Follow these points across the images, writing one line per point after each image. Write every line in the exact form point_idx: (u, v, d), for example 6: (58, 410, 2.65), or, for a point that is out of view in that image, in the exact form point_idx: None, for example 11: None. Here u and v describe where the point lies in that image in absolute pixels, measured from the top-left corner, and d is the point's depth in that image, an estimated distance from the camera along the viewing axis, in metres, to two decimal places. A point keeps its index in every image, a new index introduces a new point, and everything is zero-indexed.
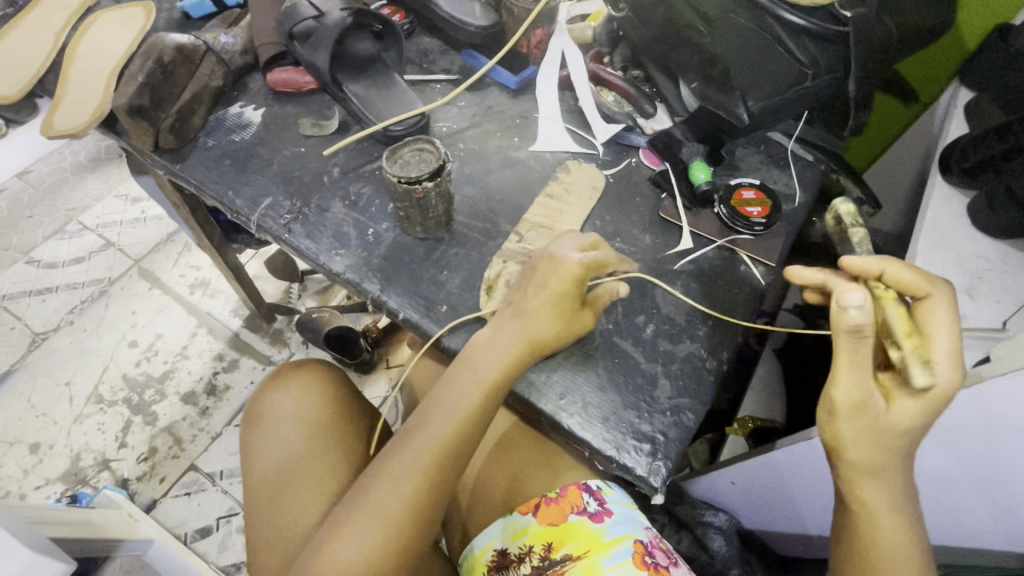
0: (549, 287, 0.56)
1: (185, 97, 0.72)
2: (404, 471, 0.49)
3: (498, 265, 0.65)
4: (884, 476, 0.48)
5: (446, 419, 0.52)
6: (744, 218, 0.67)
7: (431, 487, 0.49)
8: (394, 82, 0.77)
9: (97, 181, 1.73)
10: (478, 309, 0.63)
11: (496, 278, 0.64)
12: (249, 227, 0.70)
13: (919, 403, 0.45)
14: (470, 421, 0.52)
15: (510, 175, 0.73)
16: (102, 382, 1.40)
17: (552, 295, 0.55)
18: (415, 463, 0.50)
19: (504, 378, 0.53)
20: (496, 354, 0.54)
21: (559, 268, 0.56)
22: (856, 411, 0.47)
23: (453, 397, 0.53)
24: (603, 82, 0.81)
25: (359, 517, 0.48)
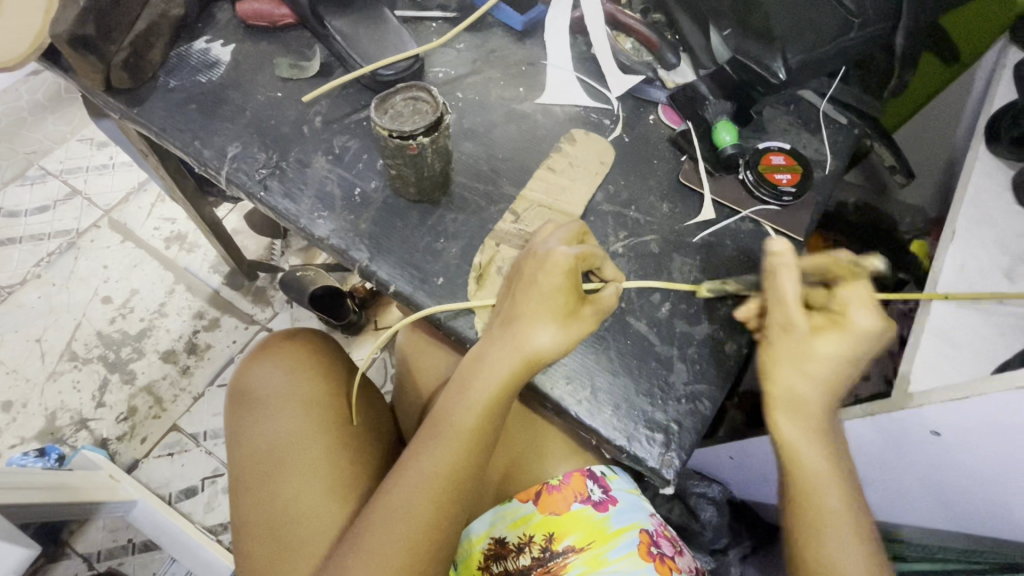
0: (541, 284, 0.49)
1: (140, 27, 0.62)
2: (423, 478, 0.48)
3: (490, 249, 0.58)
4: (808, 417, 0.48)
5: (459, 425, 0.50)
6: (771, 186, 0.61)
7: (451, 491, 0.48)
8: (385, 18, 0.67)
9: (58, 122, 1.59)
10: (466, 297, 0.56)
11: (488, 264, 0.57)
12: (218, 182, 0.62)
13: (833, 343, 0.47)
14: (488, 420, 0.50)
15: (514, 131, 0.66)
16: (75, 339, 1.33)
17: (547, 292, 0.49)
18: (434, 470, 0.49)
19: (513, 380, 0.49)
20: (500, 352, 0.50)
21: (551, 267, 0.49)
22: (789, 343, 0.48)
23: (464, 401, 0.50)
24: (621, 27, 0.72)
25: (385, 522, 0.47)
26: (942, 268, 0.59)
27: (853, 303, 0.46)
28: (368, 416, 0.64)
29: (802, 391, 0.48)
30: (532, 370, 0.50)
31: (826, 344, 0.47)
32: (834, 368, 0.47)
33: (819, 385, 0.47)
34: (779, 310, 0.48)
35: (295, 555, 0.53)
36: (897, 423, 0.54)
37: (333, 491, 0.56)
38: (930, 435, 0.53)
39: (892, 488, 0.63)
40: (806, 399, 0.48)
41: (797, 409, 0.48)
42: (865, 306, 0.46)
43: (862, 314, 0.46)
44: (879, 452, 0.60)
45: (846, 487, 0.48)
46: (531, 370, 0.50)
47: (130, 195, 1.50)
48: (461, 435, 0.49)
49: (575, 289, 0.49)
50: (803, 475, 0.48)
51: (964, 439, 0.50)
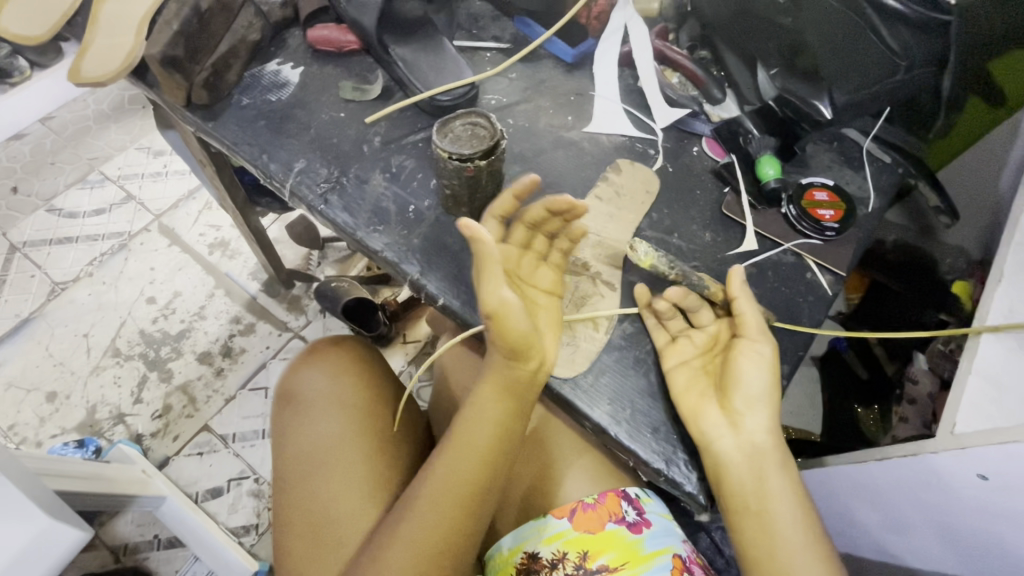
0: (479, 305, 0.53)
1: (221, 50, 0.68)
2: (445, 471, 0.51)
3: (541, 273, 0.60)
4: (760, 454, 0.50)
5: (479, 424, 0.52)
6: (814, 220, 0.62)
7: (464, 490, 0.50)
8: (444, 48, 0.71)
9: (120, 131, 1.70)
10: None
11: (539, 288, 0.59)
12: (282, 193, 0.66)
13: (754, 363, 0.52)
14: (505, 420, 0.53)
15: (561, 157, 0.68)
16: (119, 336, 1.39)
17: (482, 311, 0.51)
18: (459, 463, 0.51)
19: (508, 385, 0.53)
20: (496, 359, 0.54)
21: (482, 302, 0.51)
22: (690, 366, 0.54)
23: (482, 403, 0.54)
24: (669, 62, 0.74)
25: (415, 514, 0.49)
26: (989, 309, 0.59)
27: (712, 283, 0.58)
28: (408, 425, 0.66)
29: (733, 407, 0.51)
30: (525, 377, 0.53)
31: (750, 369, 0.52)
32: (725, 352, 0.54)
33: (756, 412, 0.51)
34: (674, 349, 0.55)
35: (334, 552, 0.55)
36: (940, 464, 0.53)
37: (368, 491, 0.57)
38: (977, 478, 0.51)
39: (934, 535, 0.61)
40: (765, 426, 0.51)
41: (752, 446, 0.50)
42: (749, 296, 0.54)
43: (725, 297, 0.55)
44: (921, 494, 0.59)
45: (798, 511, 0.49)
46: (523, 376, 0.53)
47: (180, 202, 1.58)
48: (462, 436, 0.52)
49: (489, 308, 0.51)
50: (746, 503, 0.49)
51: (1013, 485, 0.49)
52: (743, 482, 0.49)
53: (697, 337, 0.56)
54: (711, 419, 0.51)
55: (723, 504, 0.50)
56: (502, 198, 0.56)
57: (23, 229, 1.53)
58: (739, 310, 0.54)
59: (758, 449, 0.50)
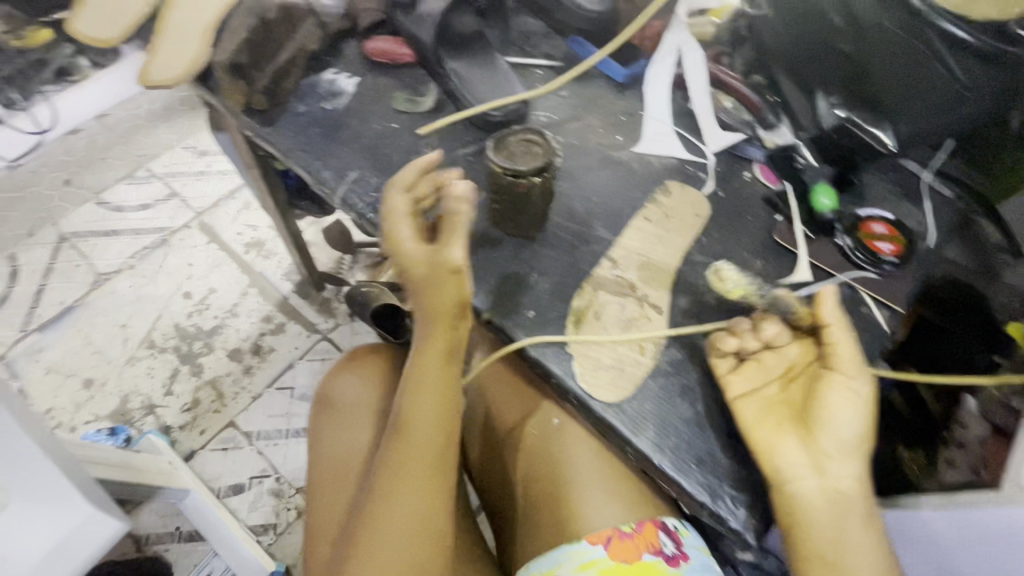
0: (432, 262, 0.53)
1: (282, 59, 0.70)
2: (414, 430, 0.52)
3: (587, 293, 0.59)
4: (840, 499, 0.47)
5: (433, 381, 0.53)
6: (870, 253, 0.61)
7: (442, 458, 0.51)
8: (498, 64, 0.72)
9: (169, 130, 1.76)
10: (563, 332, 0.58)
11: (585, 309, 0.58)
12: (332, 201, 0.67)
13: (843, 400, 0.48)
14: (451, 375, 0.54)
15: (610, 176, 0.68)
16: (155, 328, 1.43)
17: (441, 267, 0.53)
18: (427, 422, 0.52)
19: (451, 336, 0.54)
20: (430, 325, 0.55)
21: (406, 253, 0.54)
22: (766, 394, 0.52)
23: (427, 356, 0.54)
24: (723, 86, 0.73)
25: (394, 477, 0.50)
26: None
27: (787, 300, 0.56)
28: None
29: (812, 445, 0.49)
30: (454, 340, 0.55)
31: (838, 405, 0.48)
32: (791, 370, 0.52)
33: (842, 454, 0.47)
34: (744, 375, 0.53)
35: None
36: (1003, 520, 0.50)
37: None
38: None
39: None
40: (852, 472, 0.47)
41: (832, 490, 0.47)
42: (843, 323, 0.51)
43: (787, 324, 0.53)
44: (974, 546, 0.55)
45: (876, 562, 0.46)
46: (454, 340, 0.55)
47: (221, 201, 1.62)
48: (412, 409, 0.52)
49: (453, 263, 0.52)
50: (819, 548, 0.46)
51: None
52: (818, 527, 0.46)
53: (773, 362, 0.53)
54: (788, 456, 0.48)
55: (792, 544, 0.48)
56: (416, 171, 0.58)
57: (72, 220, 1.58)
58: (831, 338, 0.51)
59: (839, 493, 0.47)
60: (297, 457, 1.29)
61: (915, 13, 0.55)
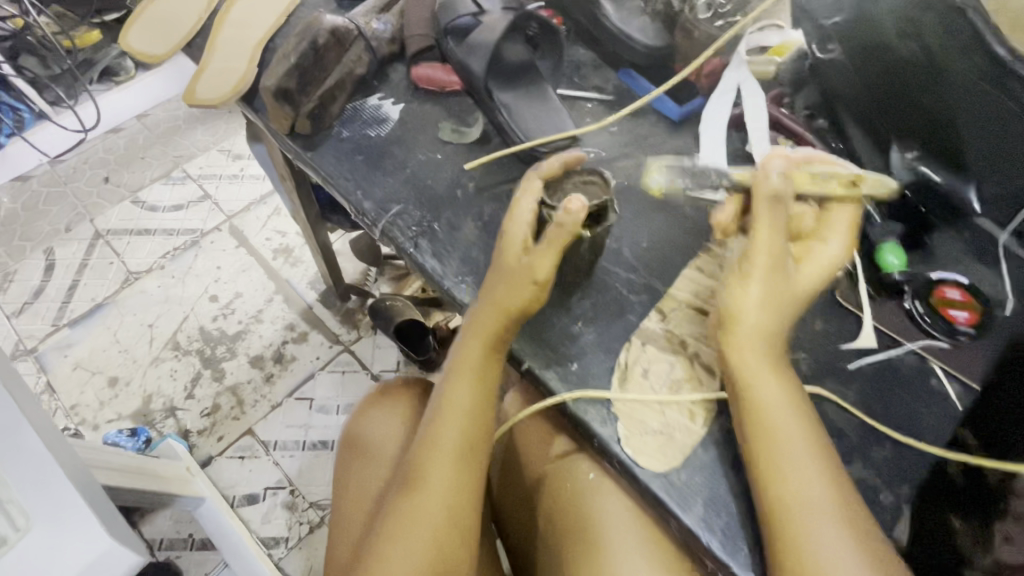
0: (515, 272, 0.54)
1: (329, 83, 0.69)
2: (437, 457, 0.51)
3: (635, 348, 0.56)
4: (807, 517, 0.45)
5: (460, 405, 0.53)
6: (946, 322, 0.56)
7: (462, 488, 0.51)
8: (548, 97, 0.70)
9: (205, 133, 1.77)
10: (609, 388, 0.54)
11: (632, 365, 0.55)
12: (372, 231, 0.65)
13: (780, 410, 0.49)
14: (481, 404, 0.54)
15: (661, 220, 0.65)
16: (180, 330, 1.43)
17: (524, 278, 0.53)
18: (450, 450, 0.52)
19: (488, 361, 0.54)
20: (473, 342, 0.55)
21: (510, 242, 0.55)
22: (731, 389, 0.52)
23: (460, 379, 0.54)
24: (785, 131, 0.69)
25: (413, 506, 0.50)
26: None
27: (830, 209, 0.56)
28: None
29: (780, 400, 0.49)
30: (495, 360, 0.54)
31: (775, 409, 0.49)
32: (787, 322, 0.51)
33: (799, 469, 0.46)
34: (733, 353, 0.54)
35: None
36: None
37: None
38: None
39: None
40: (813, 487, 0.46)
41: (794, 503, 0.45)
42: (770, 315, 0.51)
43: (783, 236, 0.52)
44: None
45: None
46: (495, 360, 0.54)
47: (252, 205, 1.62)
48: (433, 433, 0.52)
49: (538, 277, 0.52)
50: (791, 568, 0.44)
51: None
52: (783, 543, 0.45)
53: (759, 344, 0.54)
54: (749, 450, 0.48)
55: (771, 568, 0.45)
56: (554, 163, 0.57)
57: (108, 217, 1.60)
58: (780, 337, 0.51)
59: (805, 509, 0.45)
60: (312, 471, 1.27)
61: (995, 53, 0.50)
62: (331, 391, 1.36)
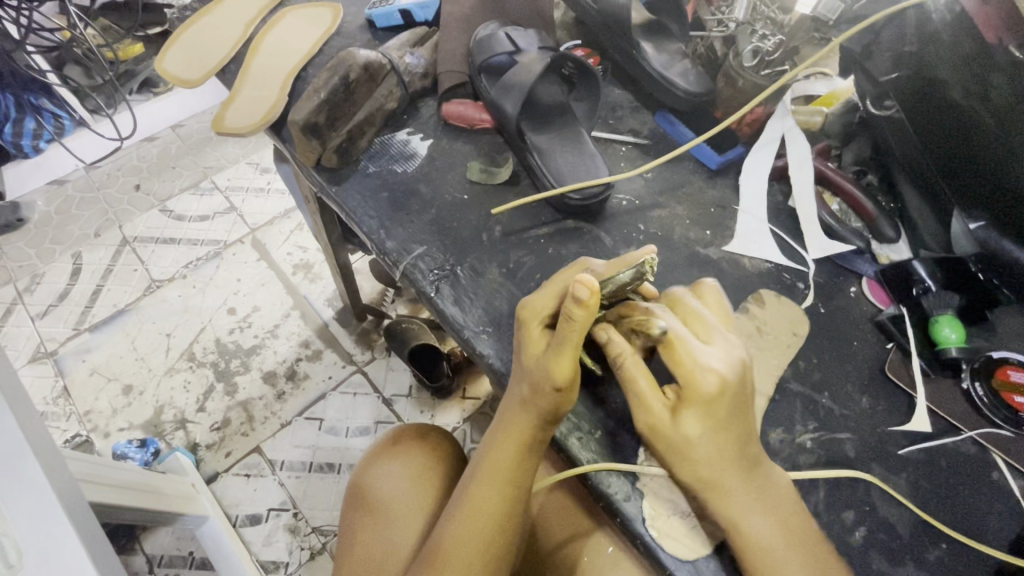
0: (536, 373, 0.47)
1: (359, 117, 0.68)
2: (456, 558, 0.46)
3: None
4: None
5: (485, 500, 0.48)
6: (1010, 409, 0.51)
7: None
8: (582, 140, 0.67)
9: (235, 145, 1.79)
10: (635, 460, 0.51)
11: None
12: (392, 272, 0.63)
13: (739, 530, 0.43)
14: (508, 499, 0.48)
15: (695, 276, 0.61)
16: (197, 341, 1.43)
17: (545, 382, 0.46)
18: (472, 551, 0.46)
19: (522, 450, 0.48)
20: (500, 428, 0.50)
21: (532, 314, 0.48)
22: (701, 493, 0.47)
23: (485, 468, 0.49)
24: (830, 185, 0.65)
25: None
26: None
27: (714, 339, 0.46)
28: None
29: (708, 453, 0.43)
30: (522, 465, 0.49)
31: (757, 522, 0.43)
32: (714, 449, 0.43)
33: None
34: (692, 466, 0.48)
35: None
36: None
37: None
38: None
39: None
40: None
41: None
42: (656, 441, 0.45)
43: (651, 389, 0.45)
44: None
45: None
46: (523, 464, 0.49)
47: (276, 219, 1.63)
48: (452, 531, 0.47)
49: (557, 382, 0.45)
50: None
51: None
52: None
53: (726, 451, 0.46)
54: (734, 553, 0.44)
55: None
56: (613, 261, 0.49)
57: (136, 224, 1.62)
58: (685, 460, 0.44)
59: None
60: (316, 495, 1.24)
61: None
62: (341, 413, 1.33)
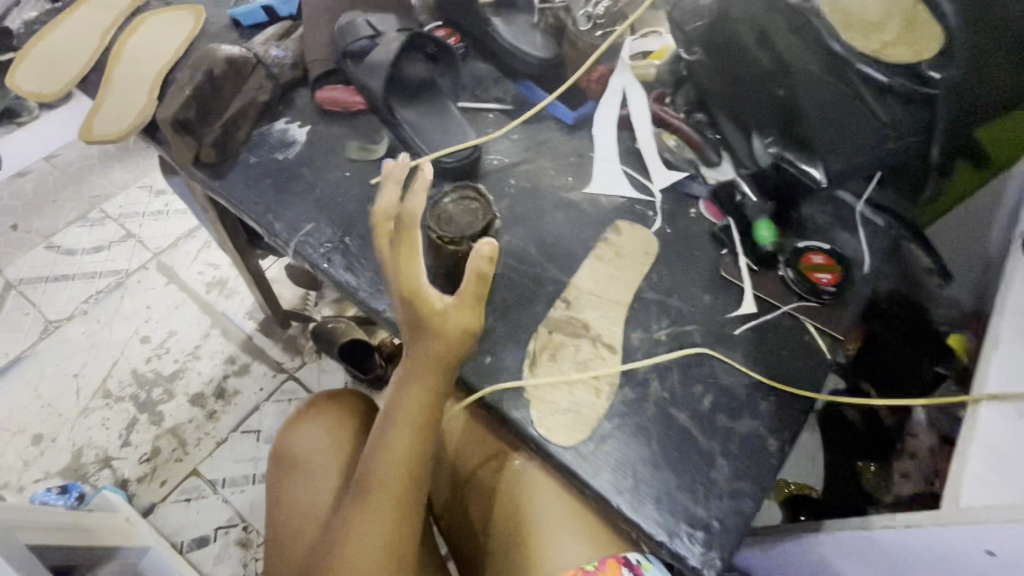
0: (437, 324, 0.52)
1: (232, 111, 0.71)
2: (378, 498, 0.51)
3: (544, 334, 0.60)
4: None
5: (400, 445, 0.52)
6: (810, 284, 0.63)
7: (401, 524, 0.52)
8: (449, 110, 0.73)
9: (122, 170, 1.70)
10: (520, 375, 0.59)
11: (539, 351, 0.60)
12: (285, 252, 0.67)
13: None
14: (421, 440, 0.53)
15: (563, 218, 0.70)
16: (110, 376, 1.37)
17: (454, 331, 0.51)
18: (389, 490, 0.52)
19: (429, 398, 0.53)
20: (407, 383, 0.53)
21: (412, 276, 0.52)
22: None
23: (397, 420, 0.53)
24: (666, 125, 0.76)
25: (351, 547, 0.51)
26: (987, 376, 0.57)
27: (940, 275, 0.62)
28: None
29: None
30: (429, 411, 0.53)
31: None
32: None
33: None
34: None
35: None
36: (948, 542, 0.51)
37: None
38: (986, 555, 0.48)
39: None
40: None
41: None
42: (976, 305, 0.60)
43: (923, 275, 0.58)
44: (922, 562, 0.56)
45: None
46: (431, 408, 0.53)
47: (181, 240, 1.58)
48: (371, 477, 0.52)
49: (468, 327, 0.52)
50: None
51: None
52: None
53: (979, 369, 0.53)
54: None
55: None
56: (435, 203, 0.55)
57: (20, 266, 1.51)
58: None
59: None
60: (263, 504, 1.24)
61: (836, 55, 0.61)
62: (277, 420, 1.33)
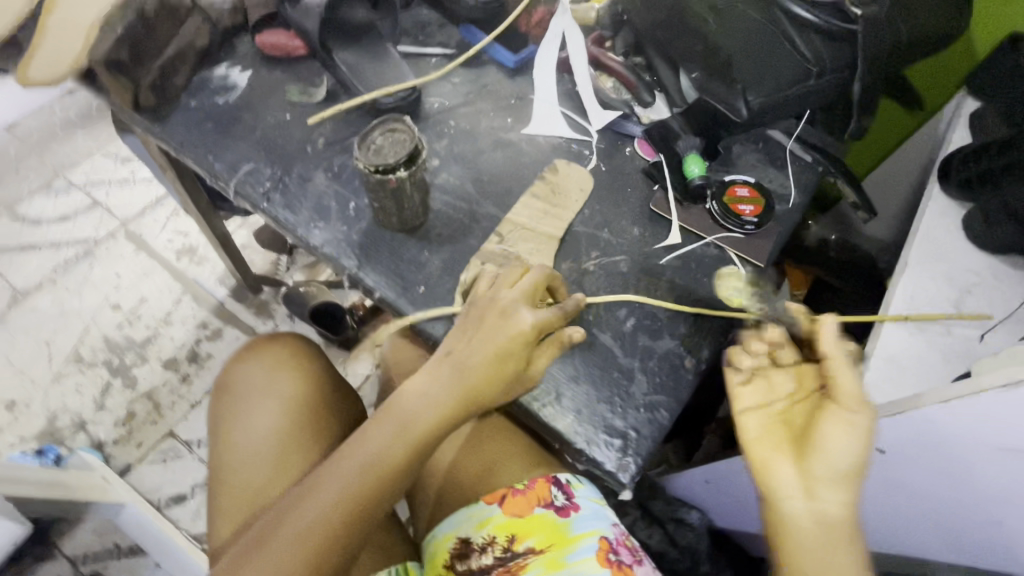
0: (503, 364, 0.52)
1: (168, 54, 0.71)
2: (361, 466, 0.49)
3: (475, 267, 0.62)
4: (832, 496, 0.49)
5: (408, 422, 0.50)
6: (734, 216, 0.66)
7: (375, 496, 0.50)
8: (388, 53, 0.74)
9: (86, 138, 1.67)
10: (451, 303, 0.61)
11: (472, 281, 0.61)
12: (227, 193, 0.68)
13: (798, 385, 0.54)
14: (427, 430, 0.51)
15: (500, 157, 0.71)
16: (81, 343, 1.37)
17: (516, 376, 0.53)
18: (372, 465, 0.49)
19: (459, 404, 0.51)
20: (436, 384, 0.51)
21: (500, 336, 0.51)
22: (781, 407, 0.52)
23: (413, 410, 0.51)
24: (603, 67, 0.77)
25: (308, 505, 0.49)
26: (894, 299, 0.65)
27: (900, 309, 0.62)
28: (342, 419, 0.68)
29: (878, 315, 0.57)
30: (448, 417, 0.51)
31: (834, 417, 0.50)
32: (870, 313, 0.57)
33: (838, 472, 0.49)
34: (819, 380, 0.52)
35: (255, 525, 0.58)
36: None
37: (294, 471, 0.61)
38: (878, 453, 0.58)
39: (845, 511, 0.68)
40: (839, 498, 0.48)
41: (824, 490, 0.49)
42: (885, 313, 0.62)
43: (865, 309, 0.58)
44: None
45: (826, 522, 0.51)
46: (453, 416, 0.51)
47: (149, 208, 1.57)
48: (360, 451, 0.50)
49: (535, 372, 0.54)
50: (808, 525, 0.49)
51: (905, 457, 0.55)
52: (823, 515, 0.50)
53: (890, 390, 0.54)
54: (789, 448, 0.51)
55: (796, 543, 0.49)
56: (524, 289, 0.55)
57: None
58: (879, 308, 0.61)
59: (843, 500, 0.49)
60: None
61: None
62: None
